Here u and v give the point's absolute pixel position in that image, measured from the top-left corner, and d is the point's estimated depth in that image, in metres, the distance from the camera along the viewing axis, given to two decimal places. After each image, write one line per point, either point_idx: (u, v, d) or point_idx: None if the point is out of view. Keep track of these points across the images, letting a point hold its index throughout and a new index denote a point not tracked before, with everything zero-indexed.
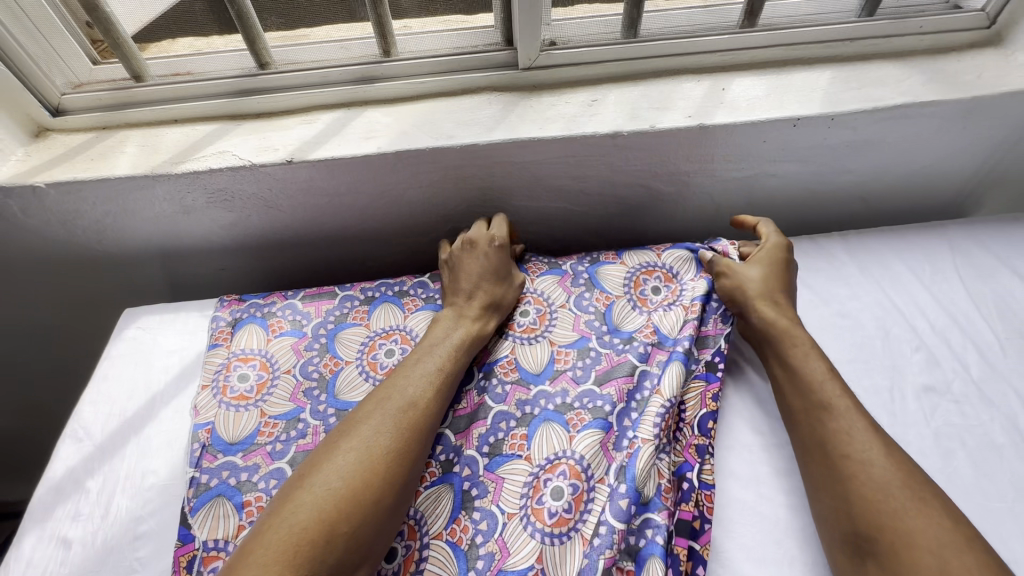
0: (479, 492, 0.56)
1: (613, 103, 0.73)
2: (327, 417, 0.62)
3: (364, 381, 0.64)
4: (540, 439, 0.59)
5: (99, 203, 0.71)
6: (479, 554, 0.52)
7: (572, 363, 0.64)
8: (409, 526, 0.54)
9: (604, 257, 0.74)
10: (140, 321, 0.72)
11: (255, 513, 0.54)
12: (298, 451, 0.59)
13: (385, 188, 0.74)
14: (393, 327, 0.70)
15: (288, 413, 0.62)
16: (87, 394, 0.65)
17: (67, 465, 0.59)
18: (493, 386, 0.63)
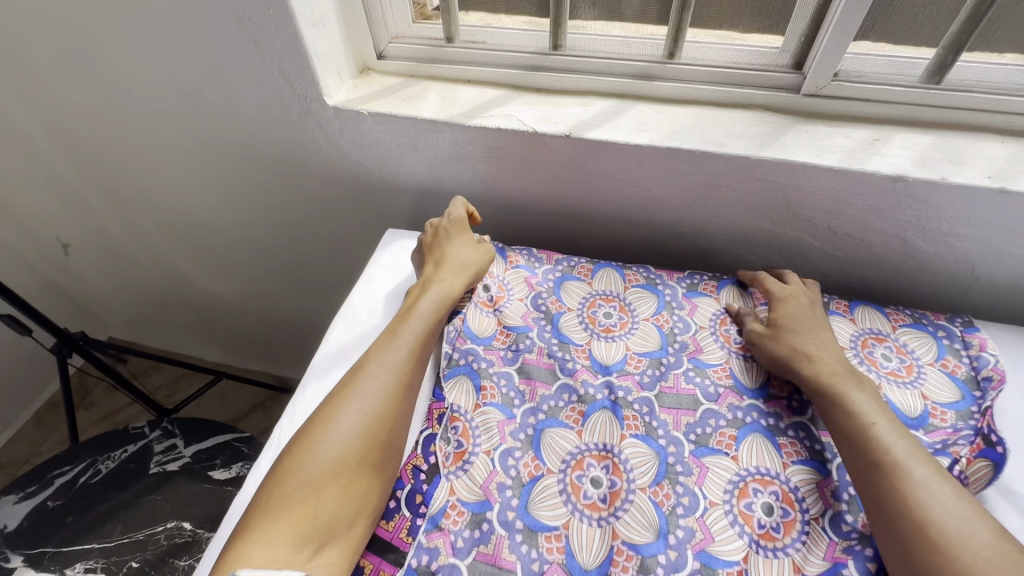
0: (684, 470, 0.59)
1: (899, 145, 0.71)
2: (551, 342, 0.70)
3: (582, 328, 0.71)
4: (750, 447, 0.60)
5: (397, 136, 0.84)
6: (679, 524, 0.55)
7: (788, 394, 0.65)
8: (614, 464, 0.59)
9: (833, 305, 0.75)
10: (402, 241, 0.84)
11: (490, 397, 0.65)
12: (525, 362, 0.68)
13: (639, 178, 0.78)
14: (614, 293, 0.75)
15: (517, 328, 0.71)
16: (357, 289, 0.78)
17: (340, 340, 0.71)
18: (705, 383, 0.66)
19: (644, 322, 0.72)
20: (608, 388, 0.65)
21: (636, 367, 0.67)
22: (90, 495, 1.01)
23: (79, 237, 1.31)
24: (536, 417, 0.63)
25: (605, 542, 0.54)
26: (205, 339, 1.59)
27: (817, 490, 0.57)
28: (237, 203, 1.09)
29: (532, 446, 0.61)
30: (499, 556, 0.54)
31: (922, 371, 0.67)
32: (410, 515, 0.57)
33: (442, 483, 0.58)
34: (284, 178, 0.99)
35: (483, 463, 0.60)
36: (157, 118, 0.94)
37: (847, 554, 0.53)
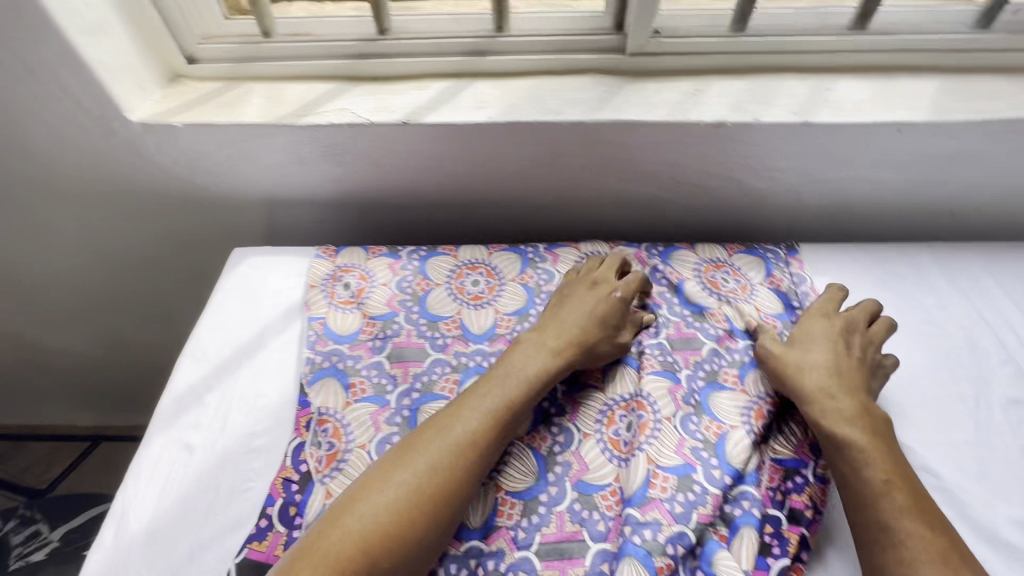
0: (557, 411, 0.62)
1: (717, 94, 0.75)
2: (419, 323, 0.70)
3: (451, 300, 0.72)
4: (614, 375, 0.65)
5: (225, 146, 0.76)
6: (557, 461, 0.59)
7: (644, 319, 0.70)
8: None
9: (678, 244, 0.80)
10: (249, 260, 0.77)
11: (361, 393, 0.63)
12: (395, 347, 0.67)
13: (487, 156, 0.77)
14: (479, 260, 0.77)
15: (384, 316, 0.70)
16: (203, 319, 0.71)
17: (186, 379, 0.64)
18: None
19: (510, 283, 0.74)
20: (481, 354, 0.67)
21: (506, 327, 0.69)
22: None
23: None
24: (412, 397, 0.63)
25: (489, 496, 0.56)
26: (64, 407, 1.38)
27: (669, 396, 0.62)
28: (58, 248, 0.94)
29: (410, 427, 0.61)
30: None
31: (755, 289, 0.73)
32: (285, 530, 0.53)
33: (317, 489, 0.55)
34: (107, 210, 0.87)
35: (360, 457, 0.58)
36: None
37: (693, 452, 0.58)
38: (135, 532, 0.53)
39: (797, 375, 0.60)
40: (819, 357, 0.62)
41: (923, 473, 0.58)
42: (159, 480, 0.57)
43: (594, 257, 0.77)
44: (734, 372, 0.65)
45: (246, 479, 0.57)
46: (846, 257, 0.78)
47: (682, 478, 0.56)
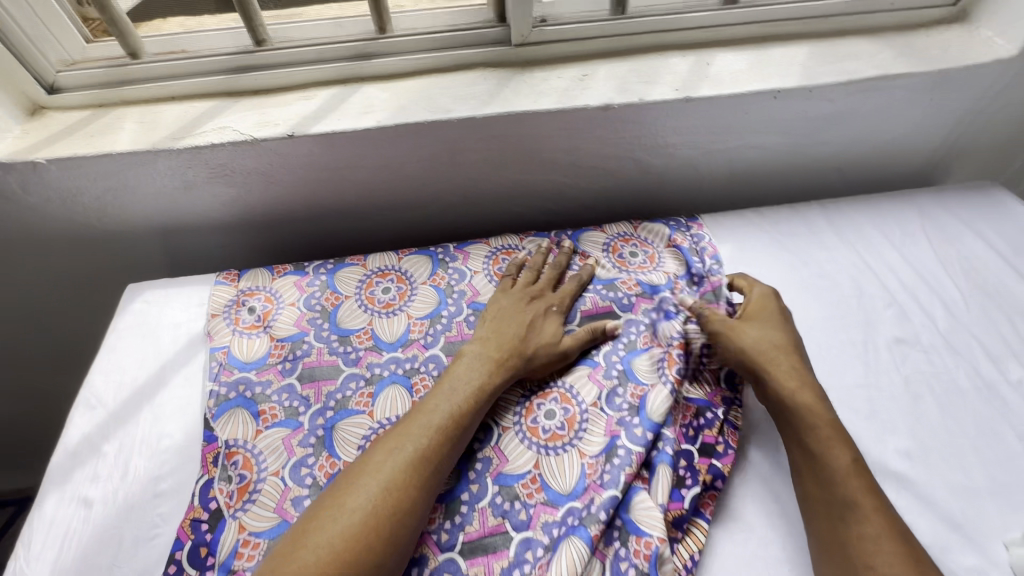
0: None
1: (604, 77, 0.76)
2: (330, 340, 0.68)
3: (362, 312, 0.71)
4: None
5: (100, 179, 0.72)
6: (477, 457, 0.58)
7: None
8: None
9: (585, 226, 0.81)
10: (144, 295, 0.73)
11: (271, 419, 0.61)
12: (305, 367, 0.65)
13: (384, 161, 0.76)
14: (389, 267, 0.76)
15: (292, 337, 0.68)
16: (96, 365, 0.66)
17: (80, 431, 0.60)
18: None
19: (422, 287, 0.73)
20: (394, 362, 0.66)
21: (419, 331, 0.68)
22: None
23: None
24: (325, 415, 0.61)
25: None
26: None
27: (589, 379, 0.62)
28: None
29: (325, 447, 0.59)
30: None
31: (661, 257, 0.76)
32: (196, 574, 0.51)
33: (228, 526, 0.53)
34: None
35: (273, 485, 0.56)
36: None
37: (622, 423, 0.59)
38: None
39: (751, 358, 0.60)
40: (761, 333, 0.62)
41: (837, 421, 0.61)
42: (56, 541, 0.53)
43: (504, 252, 0.77)
44: (650, 332, 0.66)
45: (151, 529, 0.54)
46: (743, 223, 0.81)
47: (608, 453, 0.57)
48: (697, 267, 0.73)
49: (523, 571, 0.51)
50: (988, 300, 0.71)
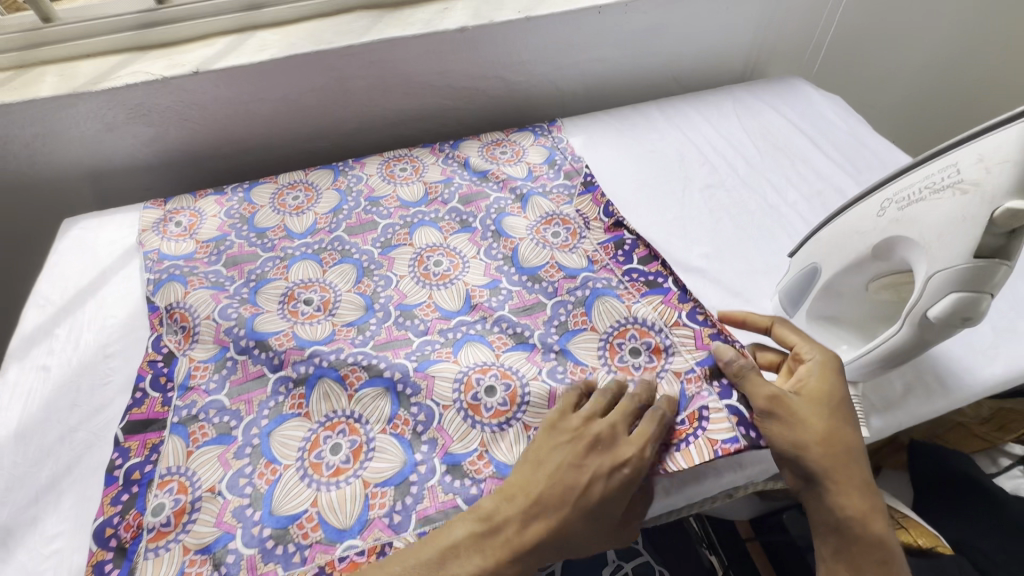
0: (376, 265, 0.77)
1: (461, 8, 0.92)
2: (249, 237, 0.81)
3: (276, 215, 0.84)
4: (420, 233, 0.81)
5: (28, 124, 0.83)
6: (381, 296, 0.74)
7: (441, 191, 0.86)
8: (322, 287, 0.74)
9: (466, 137, 0.97)
10: (80, 224, 0.84)
11: (198, 284, 0.73)
12: (228, 256, 0.78)
13: (284, 92, 0.89)
14: (298, 180, 0.89)
15: (215, 238, 0.81)
16: (43, 277, 0.77)
17: (36, 321, 0.72)
18: (380, 210, 0.83)
19: (326, 191, 0.87)
20: (305, 245, 0.79)
21: (325, 222, 0.82)
22: None
23: None
24: (249, 286, 0.74)
25: (326, 328, 0.70)
26: None
27: (469, 241, 0.80)
28: None
29: (250, 304, 0.72)
30: (247, 374, 0.65)
31: (526, 150, 0.92)
32: (160, 394, 0.63)
33: (181, 360, 0.66)
34: None
35: (207, 325, 0.69)
36: None
37: (498, 270, 0.76)
38: (6, 435, 0.61)
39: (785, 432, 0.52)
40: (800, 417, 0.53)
41: (678, 249, 0.77)
42: (22, 396, 0.64)
43: (397, 160, 0.91)
44: (518, 206, 0.83)
45: (107, 377, 0.66)
46: (595, 121, 0.98)
47: (492, 289, 0.74)
48: (559, 158, 0.90)
49: (424, 351, 0.67)
50: (779, 153, 0.91)
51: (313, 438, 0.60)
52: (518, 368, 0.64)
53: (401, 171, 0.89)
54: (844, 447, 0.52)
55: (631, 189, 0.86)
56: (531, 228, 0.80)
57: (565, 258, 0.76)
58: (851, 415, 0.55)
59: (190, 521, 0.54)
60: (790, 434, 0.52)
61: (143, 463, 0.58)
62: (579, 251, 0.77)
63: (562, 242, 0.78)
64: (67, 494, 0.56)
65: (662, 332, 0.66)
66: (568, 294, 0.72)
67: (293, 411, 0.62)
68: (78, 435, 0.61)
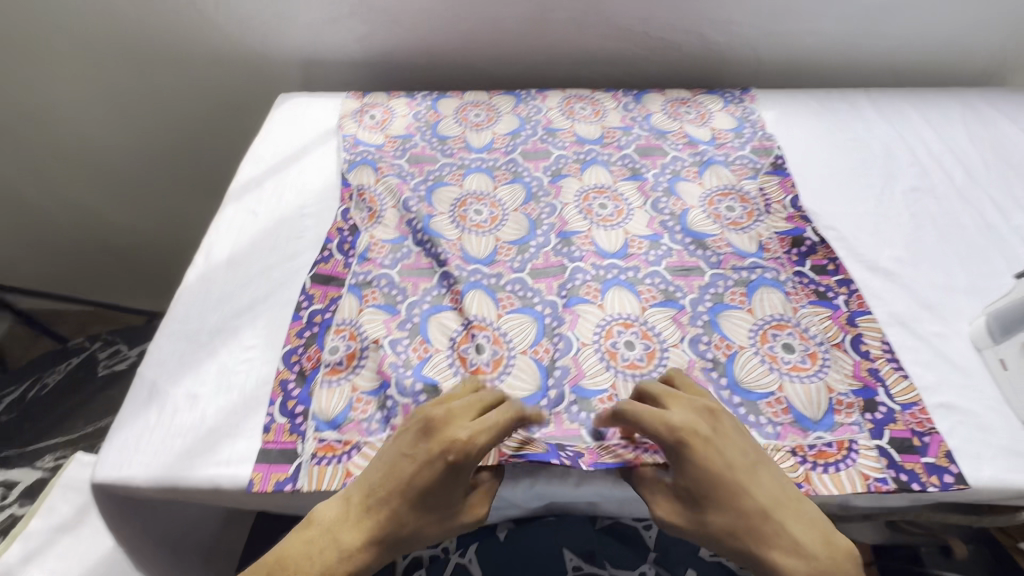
0: (544, 192, 0.78)
1: None
2: (431, 141, 0.86)
3: (458, 126, 0.88)
4: (590, 172, 0.80)
5: (270, 5, 0.93)
6: (544, 223, 0.75)
7: (618, 137, 0.85)
8: (491, 202, 0.77)
9: (650, 90, 0.94)
10: (293, 101, 0.94)
11: (386, 172, 0.80)
12: (411, 155, 0.83)
13: (488, 12, 0.92)
14: (481, 100, 0.92)
15: (402, 136, 0.87)
16: (260, 138, 0.88)
17: (251, 173, 0.82)
18: (556, 142, 0.84)
19: (506, 115, 0.89)
20: (481, 160, 0.83)
21: (502, 143, 0.85)
22: (46, 401, 1.07)
23: None
24: (427, 184, 0.79)
25: (490, 243, 0.72)
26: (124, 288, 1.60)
27: (638, 190, 0.78)
28: (129, 113, 1.13)
29: (426, 201, 0.77)
30: (419, 262, 0.70)
31: (712, 115, 0.88)
32: (343, 258, 0.71)
33: (363, 233, 0.73)
34: (175, 76, 1.06)
35: (393, 214, 0.75)
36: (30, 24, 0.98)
37: (662, 224, 0.74)
38: (219, 259, 0.71)
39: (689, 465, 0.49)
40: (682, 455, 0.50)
41: (868, 246, 0.70)
42: (234, 230, 0.75)
43: (578, 99, 0.91)
44: (694, 170, 0.80)
45: (302, 231, 0.74)
46: (791, 98, 0.91)
47: (652, 242, 0.72)
48: (748, 131, 0.85)
49: (576, 283, 0.68)
50: (1010, 171, 0.79)
51: (463, 334, 0.64)
52: (660, 330, 0.64)
53: (581, 110, 0.89)
54: (736, 475, 0.49)
55: (824, 174, 0.79)
56: (704, 197, 0.77)
57: (735, 237, 0.72)
58: (740, 459, 0.50)
59: (359, 365, 0.61)
60: (689, 469, 0.49)
61: (323, 310, 0.66)
62: (750, 234, 0.72)
63: (736, 218, 0.74)
64: (260, 317, 0.65)
65: (820, 342, 0.62)
66: (731, 269, 0.69)
67: (450, 304, 0.66)
68: (273, 273, 0.69)
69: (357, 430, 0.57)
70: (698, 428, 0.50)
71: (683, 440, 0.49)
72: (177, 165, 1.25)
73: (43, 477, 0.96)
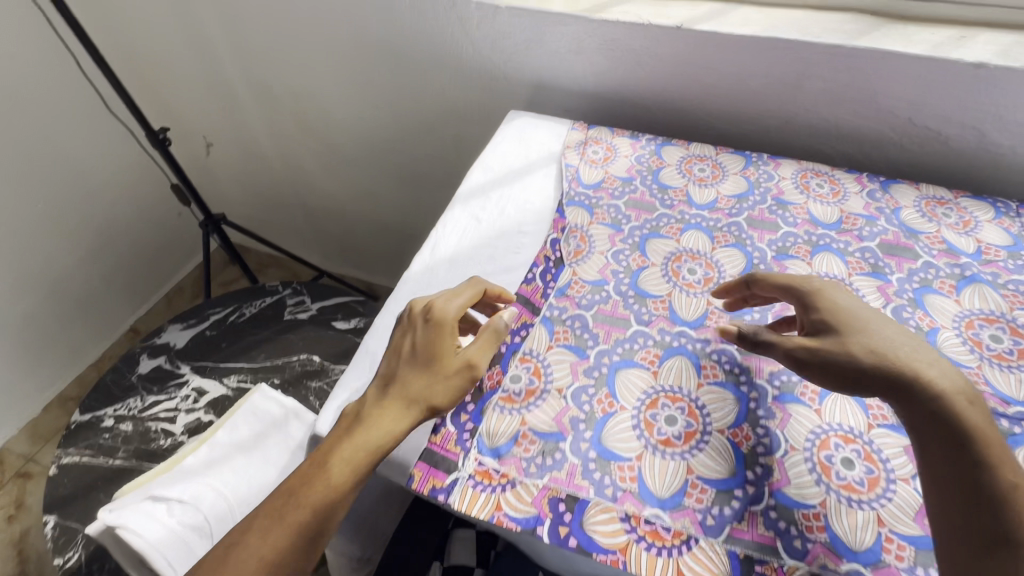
0: (766, 267, 0.73)
1: (984, 42, 0.79)
2: (651, 188, 0.85)
3: (681, 177, 0.86)
4: (822, 258, 0.74)
5: (526, 30, 0.99)
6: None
7: (860, 226, 0.78)
8: (706, 263, 0.74)
9: (900, 180, 0.85)
10: (524, 118, 0.99)
11: (602, 218, 0.80)
12: (631, 198, 0.83)
13: (737, 70, 0.90)
14: (707, 155, 0.90)
15: (624, 178, 0.86)
16: (488, 149, 0.93)
17: (478, 181, 0.87)
18: (786, 216, 0.79)
19: (733, 175, 0.86)
20: (701, 217, 0.80)
21: (726, 204, 0.82)
22: (240, 329, 1.23)
23: (226, 134, 1.59)
24: (642, 231, 0.79)
25: (701, 305, 0.70)
26: (309, 241, 1.86)
27: (878, 291, 0.70)
28: (370, 100, 1.28)
29: (638, 249, 0.76)
30: (615, 311, 0.69)
31: (979, 224, 0.77)
32: (542, 286, 0.72)
33: (566, 269, 0.74)
34: (418, 76, 1.17)
35: (599, 258, 0.75)
36: (324, 15, 1.14)
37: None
38: (443, 256, 0.76)
39: (839, 304, 0.58)
40: (835, 300, 0.59)
41: None
42: (457, 232, 0.80)
43: (814, 175, 0.85)
44: (950, 282, 0.70)
45: (519, 247, 0.77)
46: None
47: None
48: None
49: (789, 378, 0.62)
50: None
51: (653, 397, 0.62)
52: (890, 458, 0.56)
53: (817, 187, 0.83)
54: (872, 318, 0.56)
55: None
56: (960, 317, 0.67)
57: (997, 375, 0.62)
58: (869, 308, 0.58)
59: (535, 402, 0.61)
60: (841, 305, 0.58)
61: (514, 331, 0.67)
62: (1019, 376, 0.62)
63: (1002, 352, 0.64)
64: (474, 322, 0.68)
65: None
66: None
67: (643, 362, 0.65)
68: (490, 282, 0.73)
69: (516, 467, 0.57)
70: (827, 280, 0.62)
71: (825, 288, 0.60)
72: (392, 151, 1.39)
73: (226, 394, 1.12)
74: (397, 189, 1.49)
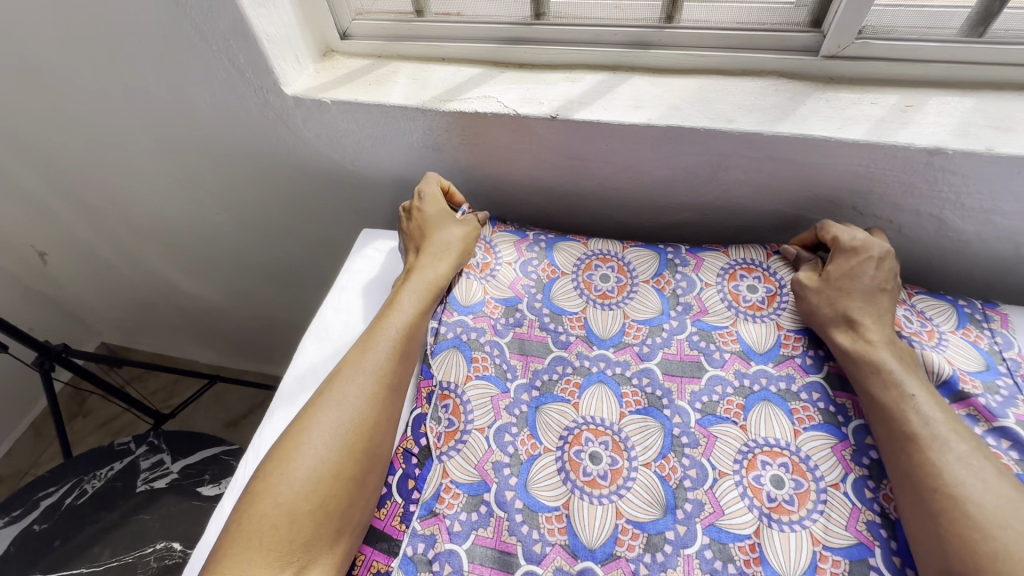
0: (690, 441, 0.57)
1: (935, 113, 0.61)
2: (541, 313, 0.68)
3: (578, 294, 0.69)
4: (759, 416, 0.58)
5: (366, 126, 0.76)
6: (687, 497, 0.54)
7: (802, 352, 0.62)
8: (613, 440, 0.58)
9: None
10: (376, 243, 0.79)
11: (481, 370, 0.63)
12: (516, 337, 0.66)
13: (635, 162, 0.70)
14: (612, 254, 0.72)
15: (507, 299, 0.69)
16: (329, 300, 0.73)
17: (311, 358, 0.67)
18: (711, 349, 0.63)
19: (644, 287, 0.69)
20: (604, 360, 0.64)
21: (635, 336, 0.65)
22: (76, 518, 0.97)
23: (56, 244, 1.29)
24: (531, 393, 0.62)
25: (608, 519, 0.53)
26: (196, 340, 1.59)
27: (834, 455, 0.55)
28: (208, 204, 1.03)
29: (527, 424, 0.60)
30: (498, 540, 0.54)
31: (944, 338, 0.61)
32: (402, 502, 0.57)
33: (435, 467, 0.58)
34: (255, 177, 0.93)
35: (478, 441, 0.59)
36: (115, 117, 0.87)
37: (870, 527, 0.52)
38: None
39: (858, 272, 0.61)
40: (862, 270, 0.62)
41: None
42: None
43: (744, 270, 0.69)
44: None
45: None
46: None
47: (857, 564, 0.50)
48: (1004, 381, 0.57)
49: None
50: None
51: None
52: None
53: (748, 291, 0.67)
54: (874, 286, 0.61)
55: None
56: None
57: None
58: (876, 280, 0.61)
59: None
60: (858, 275, 0.61)
61: None
62: None
63: None
64: None
65: None
66: None
67: None
68: None
69: None
70: (866, 242, 0.63)
71: (860, 247, 0.63)
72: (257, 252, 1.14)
73: None
74: (276, 287, 1.25)
